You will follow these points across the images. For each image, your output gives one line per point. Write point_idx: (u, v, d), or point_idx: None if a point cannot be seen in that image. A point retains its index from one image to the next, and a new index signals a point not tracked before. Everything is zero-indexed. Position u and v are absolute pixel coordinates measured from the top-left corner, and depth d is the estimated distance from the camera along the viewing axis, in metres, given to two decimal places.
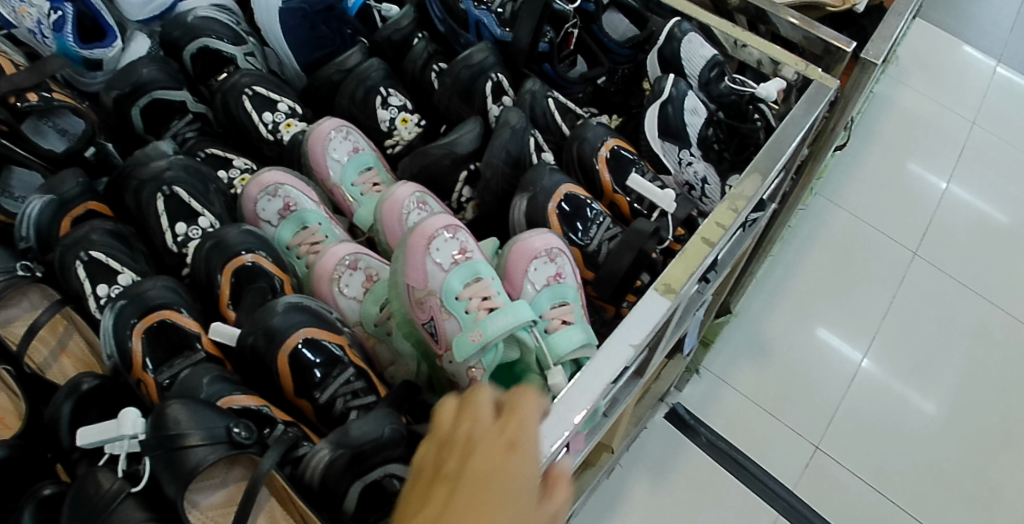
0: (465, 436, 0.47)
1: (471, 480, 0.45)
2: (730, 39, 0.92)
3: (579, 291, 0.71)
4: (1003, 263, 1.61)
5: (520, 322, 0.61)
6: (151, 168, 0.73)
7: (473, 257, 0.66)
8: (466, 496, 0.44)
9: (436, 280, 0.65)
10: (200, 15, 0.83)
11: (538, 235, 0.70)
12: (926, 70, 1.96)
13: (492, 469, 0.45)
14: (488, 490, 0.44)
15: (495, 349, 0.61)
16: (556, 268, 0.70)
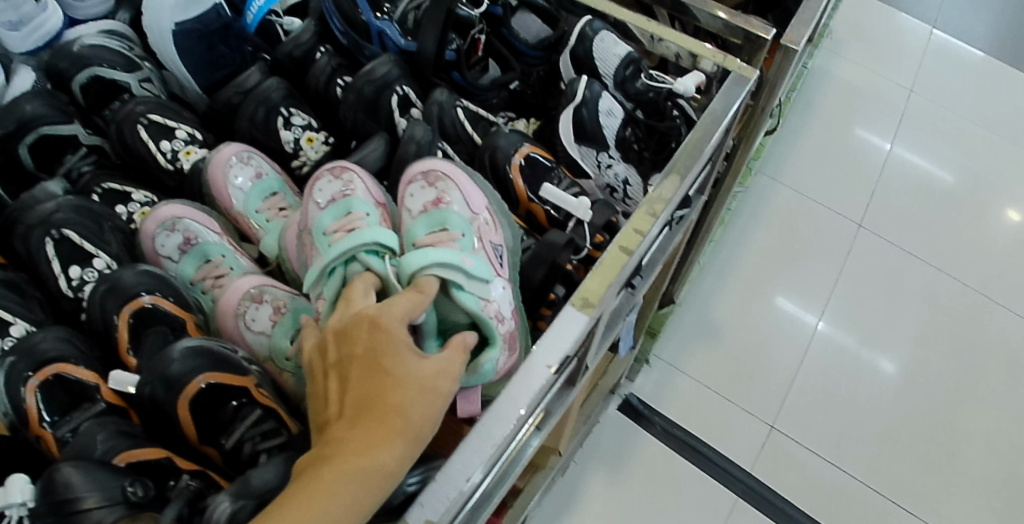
0: (350, 329, 0.50)
1: (361, 380, 0.48)
2: (646, 34, 0.91)
3: (472, 220, 0.68)
4: (947, 227, 1.63)
5: (362, 241, 0.59)
6: (38, 211, 0.69)
7: (351, 193, 0.66)
8: (360, 392, 0.48)
9: (312, 214, 0.66)
10: (86, 44, 0.80)
11: (420, 163, 0.71)
12: (861, 40, 1.97)
13: (392, 348, 0.50)
14: (380, 381, 0.48)
15: (334, 273, 0.59)
16: (440, 191, 0.68)
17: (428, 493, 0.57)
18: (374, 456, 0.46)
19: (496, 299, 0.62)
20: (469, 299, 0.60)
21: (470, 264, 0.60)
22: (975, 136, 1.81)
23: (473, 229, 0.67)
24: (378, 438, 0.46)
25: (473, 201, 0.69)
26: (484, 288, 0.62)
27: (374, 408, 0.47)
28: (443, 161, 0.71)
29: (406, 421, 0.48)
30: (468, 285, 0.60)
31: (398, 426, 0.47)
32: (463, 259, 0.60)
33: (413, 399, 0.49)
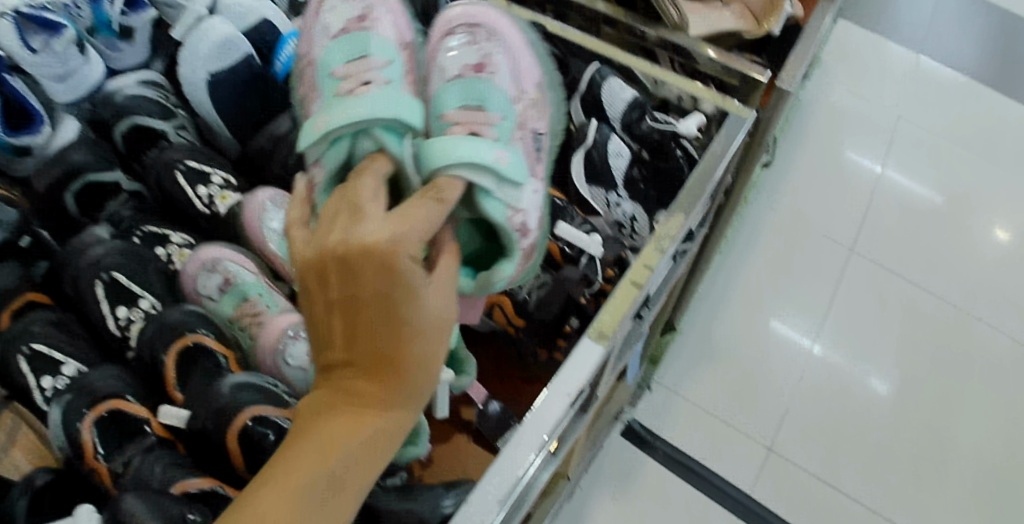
0: (355, 269, 0.49)
1: (368, 321, 0.50)
2: (650, 78, 0.97)
3: (516, 98, 0.73)
4: (936, 250, 1.68)
5: (376, 115, 0.60)
6: (87, 256, 0.75)
7: (365, 30, 0.75)
8: (367, 337, 0.50)
9: (320, 50, 0.75)
10: (128, 94, 0.85)
11: (461, 12, 0.78)
12: (851, 69, 2.04)
13: (406, 292, 0.49)
14: (384, 327, 0.50)
15: (339, 143, 0.61)
16: (481, 58, 0.74)
17: (463, 517, 0.62)
18: (378, 407, 0.50)
19: (525, 207, 0.64)
20: (497, 206, 0.62)
21: (504, 164, 0.62)
22: (963, 160, 1.87)
23: (514, 108, 0.72)
24: (389, 395, 0.51)
25: (520, 75, 0.76)
26: (514, 194, 0.63)
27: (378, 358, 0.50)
28: (487, 12, 0.79)
29: (413, 367, 0.51)
30: (496, 192, 0.62)
31: (409, 377, 0.51)
32: (498, 158, 0.62)
33: (416, 352, 0.51)
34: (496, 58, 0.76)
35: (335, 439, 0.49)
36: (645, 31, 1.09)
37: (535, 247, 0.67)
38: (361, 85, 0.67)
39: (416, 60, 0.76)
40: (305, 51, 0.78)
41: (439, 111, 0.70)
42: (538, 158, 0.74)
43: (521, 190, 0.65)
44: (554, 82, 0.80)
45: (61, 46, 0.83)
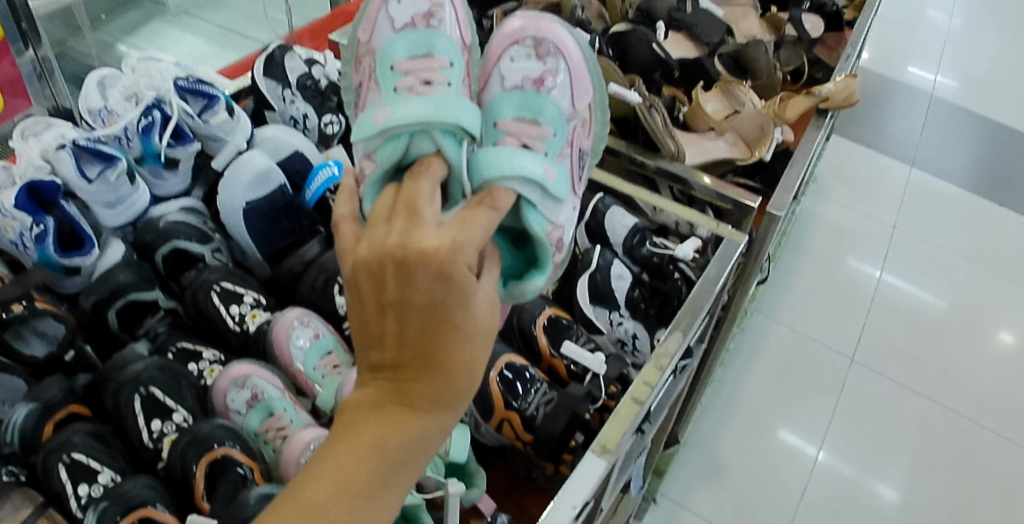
0: (412, 271, 0.51)
1: (419, 324, 0.52)
2: (649, 205, 1.07)
3: (569, 118, 0.80)
4: (935, 358, 1.72)
5: (440, 119, 0.66)
6: (129, 371, 0.81)
7: (432, 27, 0.81)
8: (417, 340, 0.52)
9: (389, 41, 0.81)
10: (171, 220, 0.94)
11: (524, 24, 0.84)
12: (845, 184, 2.15)
13: (459, 298, 0.52)
14: (435, 331, 0.52)
15: (397, 140, 0.66)
16: (541, 73, 0.81)
17: None
18: (431, 410, 0.52)
19: (563, 222, 0.70)
20: (538, 218, 0.67)
21: (551, 181, 0.67)
22: (957, 268, 1.94)
23: (565, 126, 0.79)
24: (435, 399, 0.52)
25: (575, 94, 0.83)
26: (555, 209, 0.69)
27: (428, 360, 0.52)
28: (552, 27, 0.84)
29: (461, 372, 0.53)
30: (540, 206, 0.67)
31: (454, 383, 0.53)
32: (548, 175, 0.68)
33: (464, 356, 0.53)
34: (554, 72, 0.82)
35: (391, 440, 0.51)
36: (644, 160, 1.19)
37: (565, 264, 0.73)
38: (423, 83, 0.73)
39: (474, 63, 0.82)
40: (366, 41, 0.84)
41: (492, 120, 0.76)
42: (579, 173, 0.81)
43: (561, 206, 0.70)
44: (602, 107, 0.87)
45: (114, 177, 0.91)
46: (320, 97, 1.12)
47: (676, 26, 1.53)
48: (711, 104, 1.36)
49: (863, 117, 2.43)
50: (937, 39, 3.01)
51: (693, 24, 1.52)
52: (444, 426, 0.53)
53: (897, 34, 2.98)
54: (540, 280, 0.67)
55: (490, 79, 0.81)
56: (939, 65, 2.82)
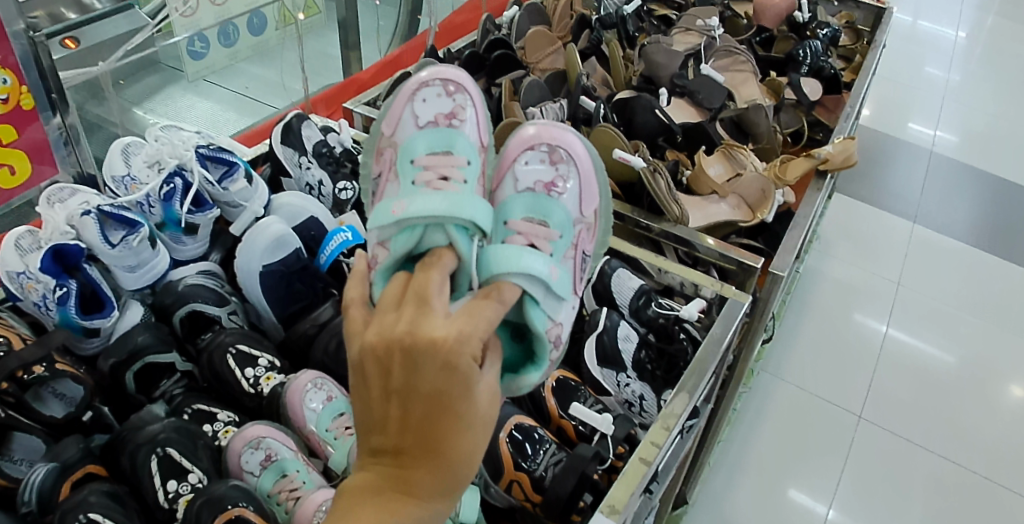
0: (420, 361, 0.55)
1: (423, 412, 0.55)
2: (654, 267, 1.10)
3: (575, 222, 0.85)
4: (943, 413, 1.72)
5: (452, 213, 0.69)
6: (145, 432, 0.82)
7: (452, 127, 0.86)
8: (422, 428, 0.55)
9: (408, 137, 0.86)
10: (189, 282, 0.96)
11: (540, 129, 0.90)
12: (848, 241, 2.18)
13: (461, 391, 0.55)
14: (439, 419, 0.55)
15: (409, 231, 0.69)
16: (551, 178, 0.85)
17: None
18: (433, 495, 0.56)
19: (563, 321, 0.73)
20: (540, 314, 0.70)
21: (555, 281, 0.71)
22: (963, 322, 1.95)
23: (571, 230, 0.84)
24: (431, 484, 0.56)
25: (582, 200, 0.87)
26: (556, 308, 0.72)
27: (432, 448, 0.55)
28: (565, 133, 0.90)
29: (462, 458, 0.57)
30: (542, 304, 0.70)
31: (453, 469, 0.56)
32: (552, 275, 0.71)
33: (466, 442, 0.57)
34: (564, 178, 0.86)
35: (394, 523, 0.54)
36: (649, 223, 1.22)
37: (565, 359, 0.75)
38: (439, 180, 0.77)
39: (489, 161, 0.87)
40: (390, 134, 0.88)
41: (503, 218, 0.80)
42: (581, 274, 0.84)
43: (562, 305, 0.74)
44: (610, 209, 0.90)
45: (136, 242, 0.92)
46: (335, 163, 1.17)
47: (679, 92, 1.62)
48: (714, 168, 1.40)
49: (863, 175, 2.48)
50: (935, 96, 3.08)
51: (696, 91, 1.60)
52: (438, 509, 0.57)
53: (895, 92, 3.05)
54: (536, 375, 0.70)
55: (502, 181, 0.86)
56: (938, 122, 2.88)
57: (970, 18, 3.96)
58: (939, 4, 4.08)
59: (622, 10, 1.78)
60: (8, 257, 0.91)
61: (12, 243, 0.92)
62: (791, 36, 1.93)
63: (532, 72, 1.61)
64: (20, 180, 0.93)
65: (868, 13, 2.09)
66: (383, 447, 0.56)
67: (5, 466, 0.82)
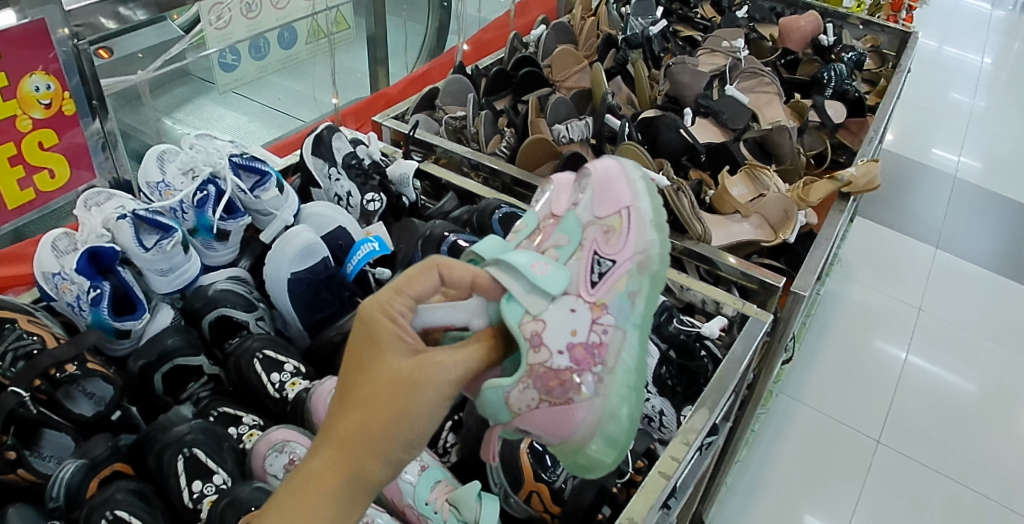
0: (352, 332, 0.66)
1: (350, 373, 0.64)
2: (676, 284, 1.12)
3: (587, 225, 0.81)
4: (964, 441, 1.69)
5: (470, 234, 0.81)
6: (173, 432, 0.84)
7: None
8: (351, 387, 0.63)
9: None
10: (218, 287, 0.98)
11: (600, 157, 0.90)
12: (871, 265, 2.17)
13: (370, 342, 0.64)
14: (363, 376, 0.62)
15: None
16: (573, 196, 0.85)
17: None
18: (364, 449, 0.60)
19: (545, 319, 0.72)
20: (515, 310, 0.71)
21: (533, 274, 0.73)
22: (984, 350, 1.92)
23: (581, 234, 0.80)
24: (360, 437, 0.60)
25: (602, 202, 0.82)
26: (539, 305, 0.72)
27: (357, 402, 0.61)
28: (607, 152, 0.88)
29: (387, 413, 0.61)
30: (517, 296, 0.71)
31: (379, 423, 0.61)
32: (532, 270, 0.73)
33: (388, 395, 0.61)
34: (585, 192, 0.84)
35: (327, 473, 0.59)
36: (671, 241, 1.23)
37: (556, 371, 0.73)
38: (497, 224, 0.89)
39: None
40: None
41: None
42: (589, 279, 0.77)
43: (547, 302, 0.73)
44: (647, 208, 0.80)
45: (169, 246, 0.94)
46: (363, 175, 1.18)
47: (703, 112, 1.62)
48: (737, 188, 1.40)
49: (886, 199, 2.47)
50: (961, 122, 3.06)
51: (720, 111, 1.61)
52: (374, 468, 0.60)
53: (919, 117, 3.04)
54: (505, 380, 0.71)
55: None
56: (963, 148, 2.86)
57: (996, 45, 3.94)
58: (966, 30, 4.07)
59: (647, 30, 1.80)
60: (45, 258, 0.93)
61: (50, 243, 0.94)
62: (816, 58, 1.94)
63: (558, 90, 1.63)
64: (59, 183, 0.96)
65: (894, 37, 2.10)
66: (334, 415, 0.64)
67: (35, 462, 0.84)
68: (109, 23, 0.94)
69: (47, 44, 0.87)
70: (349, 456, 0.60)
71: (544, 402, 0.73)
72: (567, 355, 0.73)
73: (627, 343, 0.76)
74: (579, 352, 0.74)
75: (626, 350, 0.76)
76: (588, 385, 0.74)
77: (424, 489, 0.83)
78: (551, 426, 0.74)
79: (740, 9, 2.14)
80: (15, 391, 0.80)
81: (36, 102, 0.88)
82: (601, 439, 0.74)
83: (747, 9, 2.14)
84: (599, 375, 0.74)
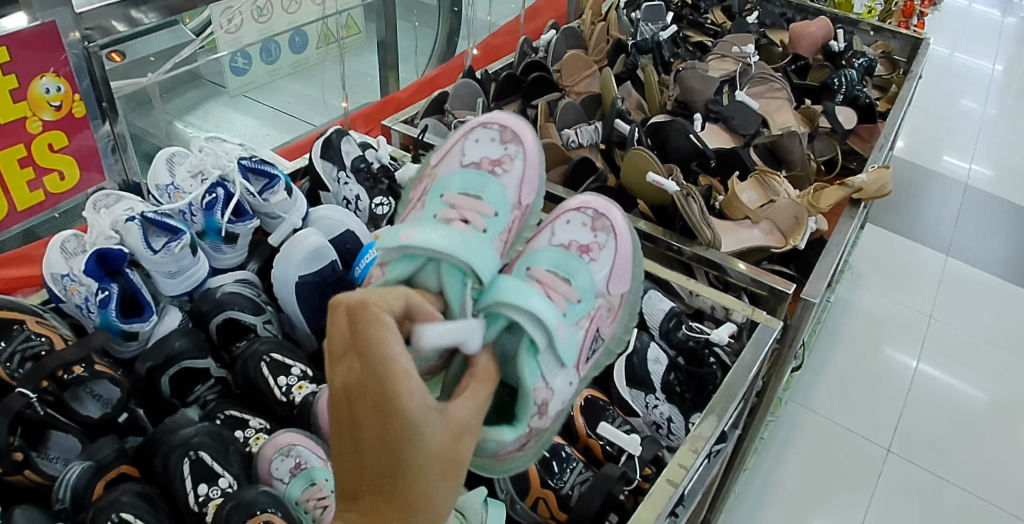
0: (356, 406, 0.54)
1: (377, 463, 0.54)
2: (685, 289, 1.11)
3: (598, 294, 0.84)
4: (976, 450, 1.68)
5: (454, 245, 0.69)
6: (179, 435, 0.84)
7: (496, 168, 0.88)
8: (381, 481, 0.54)
9: (446, 168, 0.89)
10: (227, 290, 0.98)
11: (593, 203, 0.93)
12: (882, 272, 2.15)
13: (406, 431, 0.54)
14: (397, 469, 0.54)
15: (408, 257, 0.69)
16: (587, 249, 0.87)
17: None
18: None
19: (554, 387, 0.73)
20: (534, 370, 0.70)
21: (559, 337, 0.72)
22: (997, 359, 1.90)
23: (592, 299, 0.83)
24: None
25: (613, 276, 0.87)
26: (552, 370, 0.73)
27: (396, 499, 0.54)
28: (611, 206, 0.93)
29: (429, 504, 0.56)
30: (540, 359, 0.70)
31: (425, 515, 0.56)
32: (559, 334, 0.73)
33: (432, 484, 0.55)
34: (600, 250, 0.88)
35: None
36: (681, 246, 1.22)
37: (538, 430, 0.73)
38: (460, 220, 0.77)
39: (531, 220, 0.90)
40: (433, 164, 0.92)
41: (526, 265, 0.82)
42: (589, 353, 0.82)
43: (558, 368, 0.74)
44: (636, 302, 0.89)
45: (178, 249, 0.94)
46: (371, 180, 1.18)
47: (713, 117, 1.62)
48: (747, 194, 1.39)
49: (896, 206, 2.46)
50: (972, 130, 3.04)
51: (730, 117, 1.59)
52: None
53: (930, 124, 3.02)
54: (507, 433, 0.68)
55: (539, 236, 0.89)
56: (974, 155, 2.84)
57: (1008, 51, 3.92)
58: (977, 37, 4.05)
59: (657, 35, 1.80)
60: (54, 260, 0.93)
61: (58, 245, 0.94)
62: (827, 64, 1.93)
63: (568, 94, 1.62)
64: (68, 185, 0.96)
65: (905, 43, 2.08)
66: (345, 497, 0.56)
67: (41, 463, 0.84)
68: (119, 26, 0.94)
69: (58, 46, 0.87)
70: None
71: (520, 451, 0.72)
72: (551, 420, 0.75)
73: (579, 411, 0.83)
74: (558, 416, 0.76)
75: None
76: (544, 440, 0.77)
77: None
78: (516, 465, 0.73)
79: (751, 15, 2.14)
80: (22, 393, 0.79)
81: (46, 104, 0.89)
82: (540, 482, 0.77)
83: (758, 14, 2.14)
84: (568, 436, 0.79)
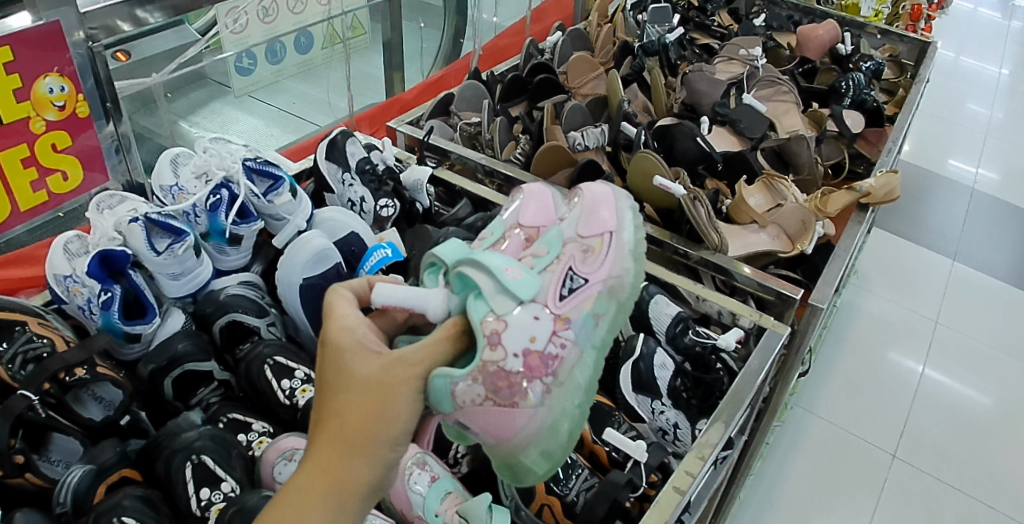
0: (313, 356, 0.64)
1: (320, 395, 0.61)
2: (692, 294, 1.10)
3: (568, 241, 0.81)
4: (982, 455, 1.66)
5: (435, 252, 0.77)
6: (182, 439, 0.83)
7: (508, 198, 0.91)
8: (324, 411, 0.60)
9: None
10: (231, 293, 0.97)
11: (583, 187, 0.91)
12: (888, 277, 2.14)
13: (337, 358, 0.61)
14: (332, 394, 0.60)
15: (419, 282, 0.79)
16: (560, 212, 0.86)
17: None
18: (345, 468, 0.57)
19: (507, 320, 0.71)
20: (481, 307, 0.70)
21: (507, 276, 0.72)
22: (1003, 365, 1.89)
23: (560, 248, 0.80)
24: (339, 458, 0.58)
25: (587, 222, 0.83)
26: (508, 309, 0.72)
27: (333, 423, 0.59)
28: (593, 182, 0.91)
29: (365, 427, 0.59)
30: (487, 297, 0.70)
31: (360, 438, 0.58)
32: (506, 274, 0.72)
33: (361, 406, 0.59)
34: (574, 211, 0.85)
35: (313, 504, 0.56)
36: (688, 250, 1.22)
37: (506, 372, 0.71)
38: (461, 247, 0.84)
39: None
40: None
41: None
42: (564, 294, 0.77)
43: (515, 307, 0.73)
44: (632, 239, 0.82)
45: (181, 250, 0.93)
46: (376, 182, 1.17)
47: (720, 121, 1.61)
48: (754, 198, 1.39)
49: (902, 210, 2.45)
50: (979, 134, 3.02)
51: (737, 120, 1.60)
52: (361, 483, 0.58)
53: (936, 128, 3.01)
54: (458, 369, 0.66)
55: None
56: (980, 159, 2.83)
57: (1015, 55, 3.90)
58: (984, 41, 4.03)
59: (664, 38, 1.79)
60: (56, 260, 0.93)
61: (61, 245, 0.93)
62: (834, 68, 1.92)
63: (574, 96, 1.62)
64: (71, 186, 0.95)
65: (912, 47, 2.07)
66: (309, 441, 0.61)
67: (43, 466, 0.84)
68: (125, 26, 0.94)
69: (62, 46, 0.87)
70: (332, 477, 0.57)
71: (488, 401, 0.70)
72: (521, 360, 0.72)
73: (580, 362, 0.76)
74: (534, 359, 0.73)
75: (579, 370, 0.75)
76: (536, 394, 0.72)
77: (434, 501, 0.82)
78: (492, 428, 0.72)
79: (757, 17, 2.13)
80: (24, 395, 0.79)
81: (49, 104, 0.88)
82: (536, 452, 0.73)
83: (765, 16, 2.13)
84: (548, 385, 0.73)
